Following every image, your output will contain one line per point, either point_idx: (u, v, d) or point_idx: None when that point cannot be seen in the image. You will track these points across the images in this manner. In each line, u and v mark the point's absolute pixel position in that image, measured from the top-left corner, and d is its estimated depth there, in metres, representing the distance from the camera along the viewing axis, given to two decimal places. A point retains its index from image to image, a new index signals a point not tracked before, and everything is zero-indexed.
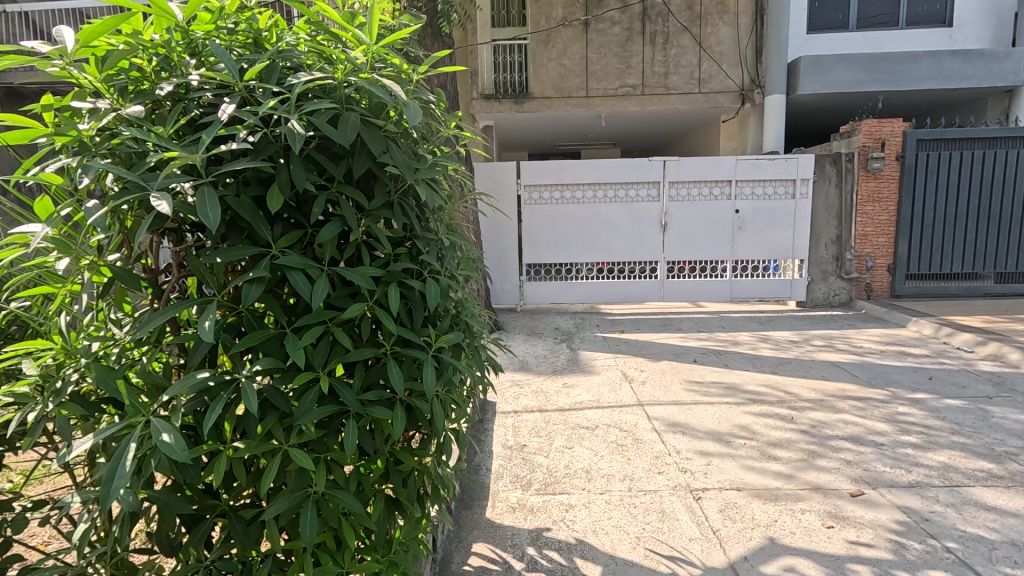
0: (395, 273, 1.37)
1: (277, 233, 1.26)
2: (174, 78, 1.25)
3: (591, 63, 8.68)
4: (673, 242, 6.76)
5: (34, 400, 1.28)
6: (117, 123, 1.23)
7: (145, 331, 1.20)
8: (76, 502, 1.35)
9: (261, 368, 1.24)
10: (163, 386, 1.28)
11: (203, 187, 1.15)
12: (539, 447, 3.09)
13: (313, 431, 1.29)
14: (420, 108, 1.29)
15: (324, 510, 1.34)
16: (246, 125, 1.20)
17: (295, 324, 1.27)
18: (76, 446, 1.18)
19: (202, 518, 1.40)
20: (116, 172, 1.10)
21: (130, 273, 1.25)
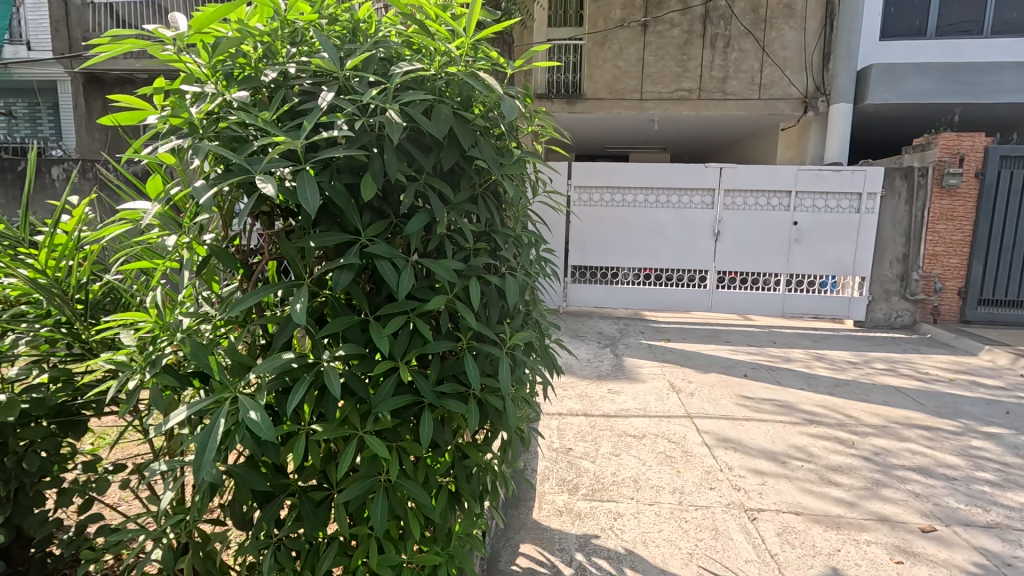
0: (476, 268, 1.36)
1: (366, 222, 1.28)
2: (276, 66, 1.28)
3: (647, 65, 8.52)
4: (725, 251, 6.56)
5: (132, 368, 1.36)
6: (223, 108, 1.28)
7: (236, 310, 1.23)
8: (162, 469, 1.41)
9: (342, 353, 1.26)
10: (248, 365, 1.32)
11: (302, 172, 1.17)
12: (585, 451, 3.05)
13: (389, 420, 1.30)
14: (515, 103, 1.28)
15: (393, 498, 1.35)
16: (344, 113, 1.22)
17: (378, 312, 1.29)
18: (170, 416, 1.23)
19: (274, 496, 1.43)
20: (224, 154, 1.15)
21: (224, 252, 1.28)
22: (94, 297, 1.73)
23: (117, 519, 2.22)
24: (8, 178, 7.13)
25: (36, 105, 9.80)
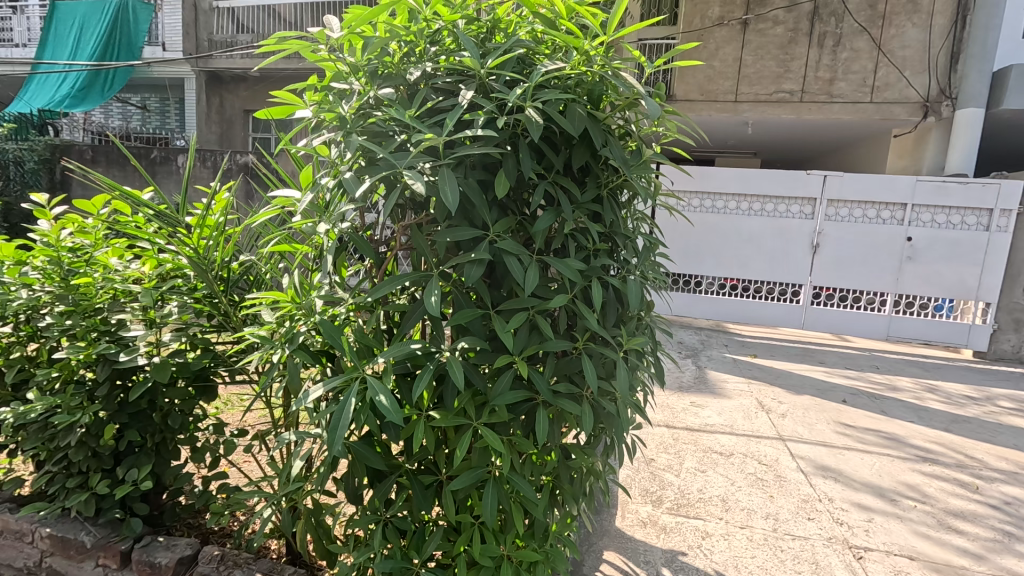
0: (597, 269, 1.35)
1: (494, 218, 1.30)
2: (421, 64, 1.34)
3: (744, 66, 8.07)
4: (823, 265, 6.13)
5: (272, 343, 1.47)
6: (368, 104, 1.35)
7: (370, 297, 1.30)
8: (290, 439, 1.52)
9: (465, 345, 1.29)
10: (373, 349, 1.38)
11: (443, 169, 1.20)
12: (668, 463, 2.96)
13: (504, 414, 1.31)
14: (655, 103, 1.25)
15: (501, 491, 1.37)
16: (484, 111, 1.25)
17: (501, 308, 1.31)
18: (307, 392, 1.31)
19: (387, 476, 1.49)
20: (374, 149, 1.21)
21: (362, 241, 1.36)
22: (233, 275, 1.88)
23: (238, 479, 2.44)
24: (143, 164, 8.02)
25: (166, 100, 10.94)
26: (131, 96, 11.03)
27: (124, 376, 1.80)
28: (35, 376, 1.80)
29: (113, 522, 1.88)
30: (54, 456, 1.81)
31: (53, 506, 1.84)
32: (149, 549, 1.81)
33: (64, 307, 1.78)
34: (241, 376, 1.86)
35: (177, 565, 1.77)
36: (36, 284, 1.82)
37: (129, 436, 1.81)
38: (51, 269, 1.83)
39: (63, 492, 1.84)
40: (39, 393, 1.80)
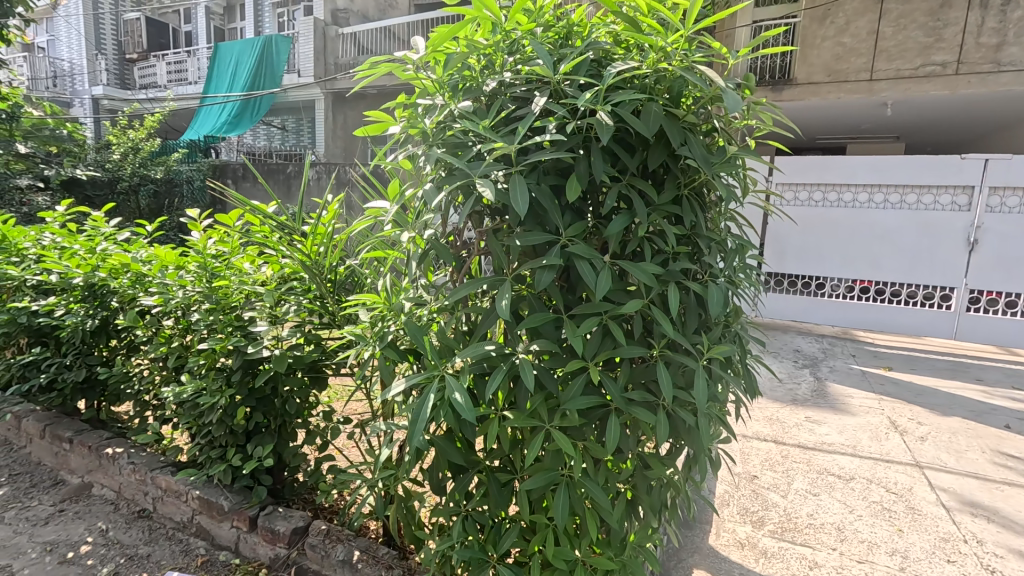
0: (674, 273, 1.30)
1: (567, 222, 1.31)
2: (497, 75, 1.38)
3: (882, 39, 7.10)
4: (982, 265, 5.24)
5: (365, 340, 1.61)
6: (448, 117, 1.42)
7: (448, 300, 1.37)
8: (381, 428, 1.66)
9: (537, 348, 1.32)
10: (453, 348, 1.46)
11: (514, 176, 1.23)
12: (773, 482, 2.73)
13: (576, 418, 1.32)
14: (738, 96, 1.17)
15: (573, 494, 1.38)
16: (556, 117, 1.26)
17: (573, 312, 1.31)
18: (393, 386, 1.42)
19: (466, 470, 1.56)
20: (450, 160, 1.28)
21: (442, 247, 1.43)
22: (340, 278, 2.08)
23: (347, 461, 2.69)
24: (280, 178, 9.17)
25: (300, 120, 12.30)
26: (274, 119, 12.53)
27: (252, 365, 2.08)
28: (188, 361, 2.14)
29: (244, 491, 2.18)
30: (202, 430, 2.15)
31: (201, 473, 2.17)
32: (270, 517, 2.08)
33: (208, 305, 2.09)
34: (345, 370, 2.05)
35: (292, 534, 2.01)
36: (189, 285, 2.16)
37: (256, 418, 2.09)
38: (201, 273, 2.17)
39: (207, 461, 2.18)
40: (191, 376, 2.14)
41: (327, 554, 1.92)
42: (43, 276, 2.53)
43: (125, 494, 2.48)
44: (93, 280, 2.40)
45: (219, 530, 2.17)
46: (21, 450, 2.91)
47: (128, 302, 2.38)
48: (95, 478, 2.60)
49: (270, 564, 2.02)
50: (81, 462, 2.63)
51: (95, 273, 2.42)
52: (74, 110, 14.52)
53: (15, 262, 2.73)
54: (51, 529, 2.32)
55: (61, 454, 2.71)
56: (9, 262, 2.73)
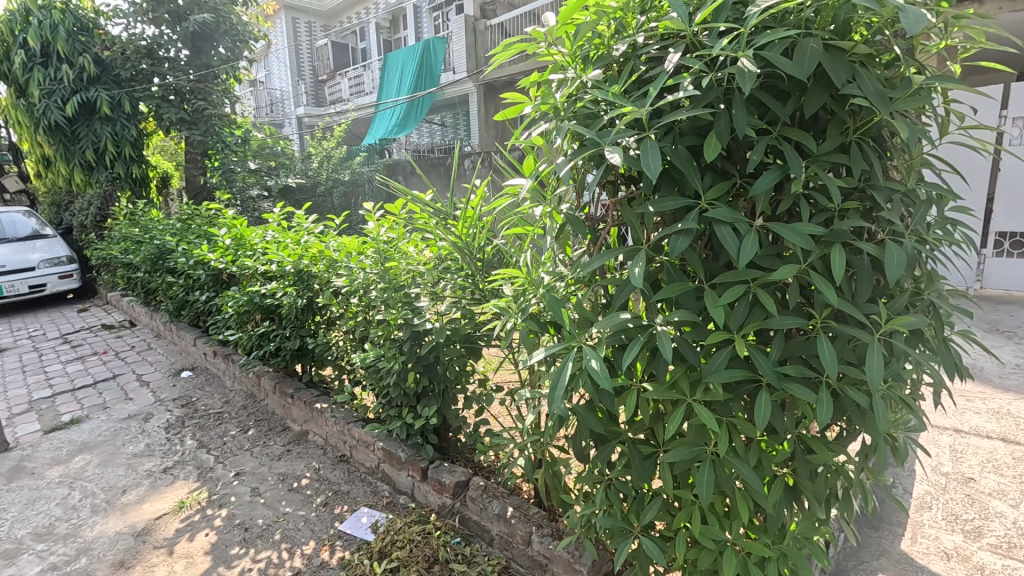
0: (841, 233, 1.13)
1: (707, 184, 1.22)
2: (627, 38, 1.33)
3: None
4: None
5: (509, 311, 1.71)
6: (580, 89, 1.41)
7: (583, 271, 1.39)
8: (528, 396, 1.76)
9: (676, 319, 1.26)
10: (591, 320, 1.48)
11: (646, 140, 1.19)
12: (998, 488, 2.22)
13: (720, 393, 1.24)
14: (923, 10, 0.95)
15: (720, 473, 1.30)
16: (692, 71, 1.17)
17: (714, 281, 1.23)
18: (534, 355, 1.50)
19: (608, 440, 1.58)
20: (580, 131, 1.27)
21: (577, 220, 1.45)
22: (487, 257, 2.23)
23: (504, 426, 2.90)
24: (442, 170, 10.08)
25: (457, 114, 13.25)
26: (434, 116, 13.65)
27: (418, 337, 2.34)
28: (370, 332, 2.51)
29: (416, 445, 2.50)
30: (383, 391, 2.51)
31: (383, 428, 2.56)
32: (438, 469, 2.36)
33: (382, 284, 2.42)
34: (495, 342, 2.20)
35: (456, 487, 2.25)
36: (368, 268, 2.52)
37: (423, 382, 2.38)
38: (376, 257, 2.52)
39: (388, 418, 2.56)
40: (374, 345, 2.50)
41: (486, 507, 2.11)
42: (266, 265, 3.18)
43: (330, 442, 3.02)
44: (299, 266, 2.94)
45: (398, 478, 2.52)
46: (261, 402, 3.72)
47: (324, 283, 2.85)
48: (309, 428, 3.21)
49: (439, 510, 2.29)
50: (300, 414, 3.27)
51: (300, 261, 2.96)
52: (286, 130, 17.66)
53: (250, 255, 3.47)
54: (282, 464, 2.95)
55: (286, 406, 3.40)
56: (246, 255, 3.48)
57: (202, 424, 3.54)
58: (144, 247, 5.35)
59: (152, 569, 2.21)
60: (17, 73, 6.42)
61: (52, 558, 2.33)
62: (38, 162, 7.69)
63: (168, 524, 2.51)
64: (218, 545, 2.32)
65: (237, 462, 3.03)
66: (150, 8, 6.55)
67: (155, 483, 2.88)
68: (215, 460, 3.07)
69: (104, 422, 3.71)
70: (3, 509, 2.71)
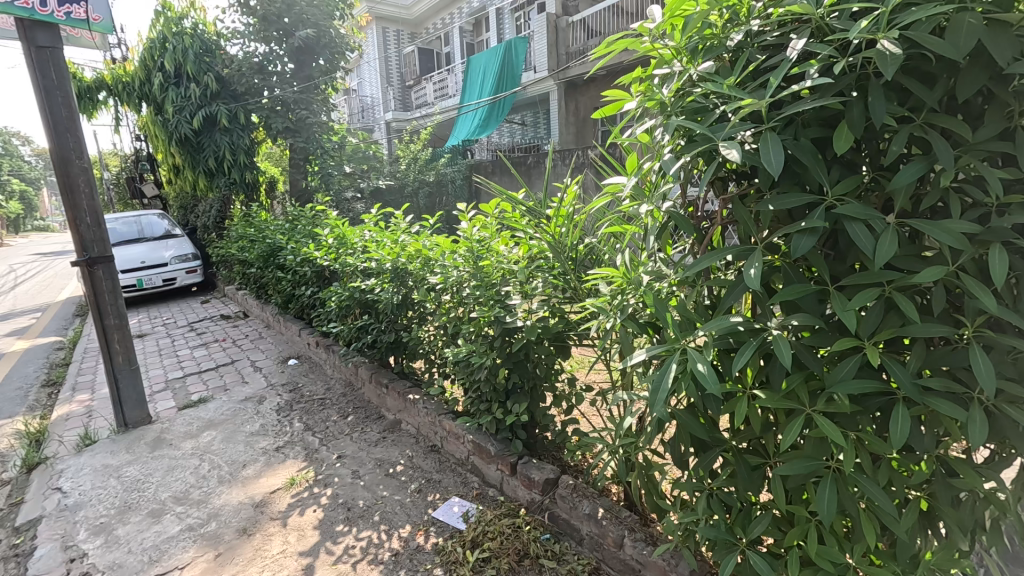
0: (1000, 232, 1.01)
1: (834, 179, 1.13)
2: (742, 26, 1.27)
3: None
4: None
5: (607, 312, 1.69)
6: (687, 83, 1.36)
7: (690, 272, 1.35)
8: (623, 398, 1.73)
9: (795, 323, 1.19)
10: (695, 323, 1.43)
11: (766, 133, 1.12)
12: None
13: (847, 405, 1.15)
14: None
15: (843, 491, 1.21)
16: (819, 59, 1.09)
17: (842, 284, 1.14)
18: (635, 356, 1.47)
19: (711, 448, 1.52)
20: (690, 126, 1.22)
21: (683, 218, 1.40)
22: (580, 256, 2.22)
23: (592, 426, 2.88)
24: (523, 169, 10.19)
25: (537, 113, 13.32)
26: (515, 116, 13.84)
27: (509, 334, 2.38)
28: (463, 328, 2.58)
29: (505, 441, 2.55)
30: (474, 385, 2.59)
31: (474, 421, 2.64)
32: (527, 465, 2.39)
33: (475, 282, 2.50)
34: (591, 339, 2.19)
35: (545, 483, 2.28)
36: (460, 266, 2.61)
37: (513, 379, 2.42)
38: (468, 255, 2.60)
39: (479, 412, 2.63)
40: (466, 340, 2.58)
41: (576, 506, 2.11)
42: (367, 263, 3.38)
43: (422, 432, 3.17)
44: (397, 264, 3.10)
45: (488, 470, 2.59)
46: (358, 391, 3.98)
47: (419, 280, 2.98)
48: (403, 417, 3.38)
49: (528, 506, 2.32)
50: (394, 403, 3.45)
51: (398, 259, 3.12)
52: (375, 135, 18.68)
53: (351, 253, 3.71)
54: (379, 450, 3.13)
55: (381, 395, 3.61)
56: (347, 253, 3.73)
57: (307, 409, 3.85)
58: (257, 246, 5.91)
59: (269, 538, 2.44)
60: (155, 92, 7.32)
61: (189, 520, 2.64)
62: (170, 170, 8.72)
63: (281, 498, 2.76)
64: (325, 522, 2.51)
65: (339, 446, 3.26)
66: (263, 28, 7.19)
67: (269, 460, 3.18)
68: (320, 443, 3.33)
69: (226, 402, 4.15)
70: (149, 475, 3.11)
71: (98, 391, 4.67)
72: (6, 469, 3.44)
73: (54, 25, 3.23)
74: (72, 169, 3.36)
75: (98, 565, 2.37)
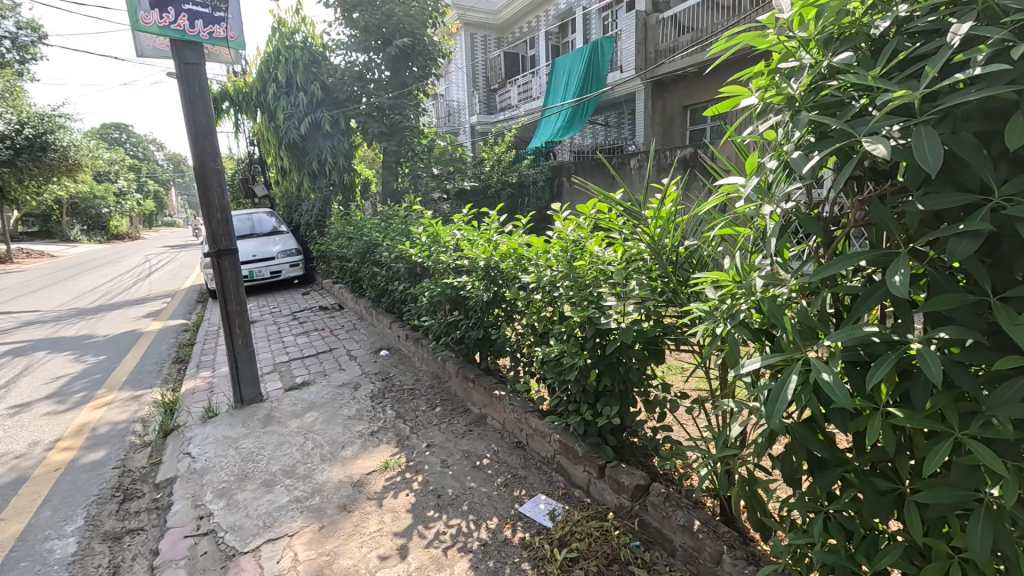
0: None
1: (1000, 178, 1.02)
2: (889, 13, 1.18)
3: None
4: None
5: (715, 317, 1.62)
6: (820, 77, 1.28)
7: (816, 277, 1.26)
8: (728, 408, 1.65)
9: (946, 336, 1.08)
10: (819, 332, 1.34)
11: (920, 128, 1.03)
12: None
13: (1009, 431, 1.02)
14: None
15: (999, 529, 1.07)
16: (988, 44, 0.99)
17: (1007, 295, 1.02)
18: (748, 364, 1.40)
19: (831, 467, 1.41)
20: (827, 122, 1.14)
21: (811, 220, 1.32)
22: (680, 258, 2.16)
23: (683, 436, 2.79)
24: (606, 170, 10.05)
25: (622, 113, 13.07)
26: (599, 117, 13.66)
27: (601, 335, 2.37)
28: (554, 328, 2.60)
29: (593, 443, 2.53)
30: (562, 385, 2.59)
31: (561, 421, 2.65)
32: (616, 470, 2.36)
33: (568, 282, 2.51)
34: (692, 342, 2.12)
35: (635, 490, 2.23)
36: (554, 266, 2.63)
37: (604, 381, 2.39)
38: (562, 255, 2.62)
39: (567, 412, 2.63)
40: (556, 340, 2.59)
41: (668, 516, 2.05)
42: (460, 261, 3.50)
43: (508, 428, 3.22)
44: (490, 263, 3.19)
45: (574, 471, 2.58)
46: (445, 383, 4.13)
47: (511, 279, 3.04)
48: (488, 412, 3.46)
49: (616, 510, 2.29)
50: (480, 398, 3.55)
51: (492, 257, 3.19)
52: (460, 138, 19.26)
53: (444, 251, 3.86)
54: (466, 442, 3.23)
55: (467, 390, 3.72)
56: (440, 251, 3.89)
57: (398, 398, 4.06)
58: (355, 242, 6.32)
59: (367, 516, 2.59)
60: (270, 101, 8.05)
61: (296, 492, 2.88)
62: (279, 172, 9.54)
63: (377, 480, 2.93)
64: (417, 506, 2.63)
65: (428, 435, 3.40)
66: (364, 39, 7.66)
67: (365, 443, 3.38)
68: (410, 431, 3.49)
69: (325, 386, 4.47)
70: (261, 448, 3.42)
71: (217, 369, 5.22)
72: (147, 432, 3.94)
73: (198, 43, 3.63)
74: (208, 172, 3.77)
75: (222, 524, 2.65)
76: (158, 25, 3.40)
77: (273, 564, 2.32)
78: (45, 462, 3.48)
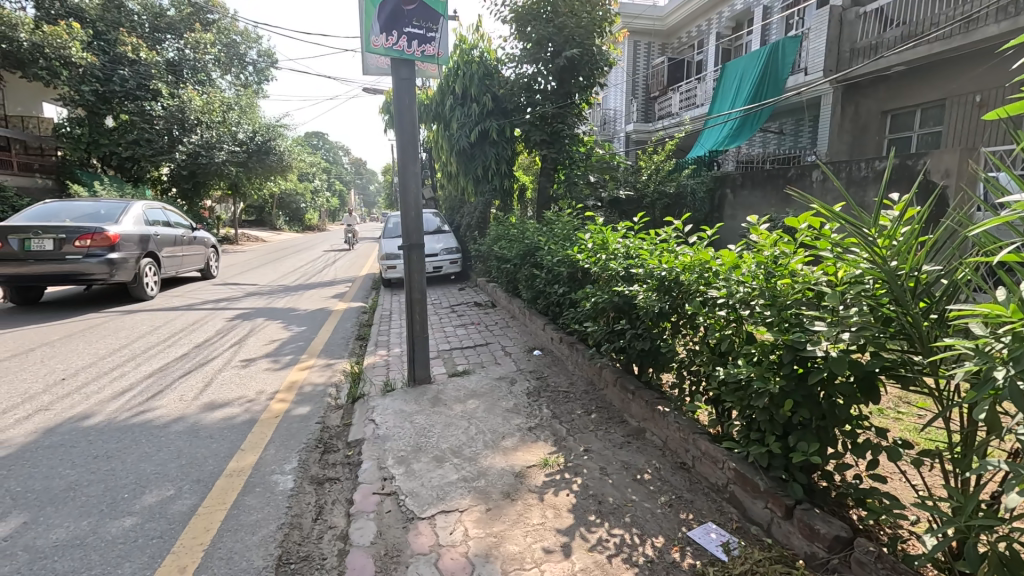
0: None
1: None
2: None
3: None
4: None
5: (987, 358, 1.37)
6: None
7: None
8: (993, 468, 1.38)
9: None
10: None
11: None
12: None
13: None
14: None
15: None
16: None
17: None
18: None
19: None
20: None
21: None
22: (920, 287, 1.87)
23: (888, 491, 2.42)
24: (779, 182, 9.10)
25: (801, 121, 11.81)
26: (772, 125, 12.55)
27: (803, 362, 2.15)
28: (742, 348, 2.42)
29: (779, 479, 2.31)
30: (744, 411, 2.40)
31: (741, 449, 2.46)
32: (808, 513, 2.13)
33: (764, 301, 2.32)
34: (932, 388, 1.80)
35: (835, 541, 2.00)
36: (750, 282, 2.47)
37: (800, 413, 2.16)
38: (761, 272, 2.44)
39: (746, 441, 2.44)
40: (744, 361, 2.41)
41: None
42: (634, 269, 3.46)
43: (670, 446, 3.09)
44: (669, 273, 3.09)
45: (752, 506, 2.39)
46: (601, 391, 4.11)
47: (693, 291, 2.91)
48: (648, 426, 3.36)
49: (807, 559, 2.07)
50: (639, 411, 3.47)
51: (673, 268, 3.08)
52: (614, 146, 19.12)
53: (612, 258, 3.88)
54: (625, 453, 3.17)
55: (626, 400, 3.66)
56: (609, 258, 3.90)
57: (553, 398, 4.15)
58: (516, 244, 6.61)
59: (530, 508, 2.69)
60: (446, 111, 8.82)
61: (464, 472, 3.10)
62: (447, 177, 10.40)
63: (537, 475, 3.02)
64: (579, 508, 2.65)
65: (585, 439, 3.42)
66: (535, 51, 7.94)
67: (524, 437, 3.53)
68: (568, 432, 3.54)
69: (485, 377, 4.76)
70: (432, 426, 3.75)
71: (392, 350, 5.86)
72: (339, 397, 4.55)
73: (412, 61, 4.11)
74: (408, 173, 4.25)
75: (402, 489, 2.96)
76: (385, 46, 3.96)
77: (447, 535, 2.52)
78: (268, 409, 4.23)
